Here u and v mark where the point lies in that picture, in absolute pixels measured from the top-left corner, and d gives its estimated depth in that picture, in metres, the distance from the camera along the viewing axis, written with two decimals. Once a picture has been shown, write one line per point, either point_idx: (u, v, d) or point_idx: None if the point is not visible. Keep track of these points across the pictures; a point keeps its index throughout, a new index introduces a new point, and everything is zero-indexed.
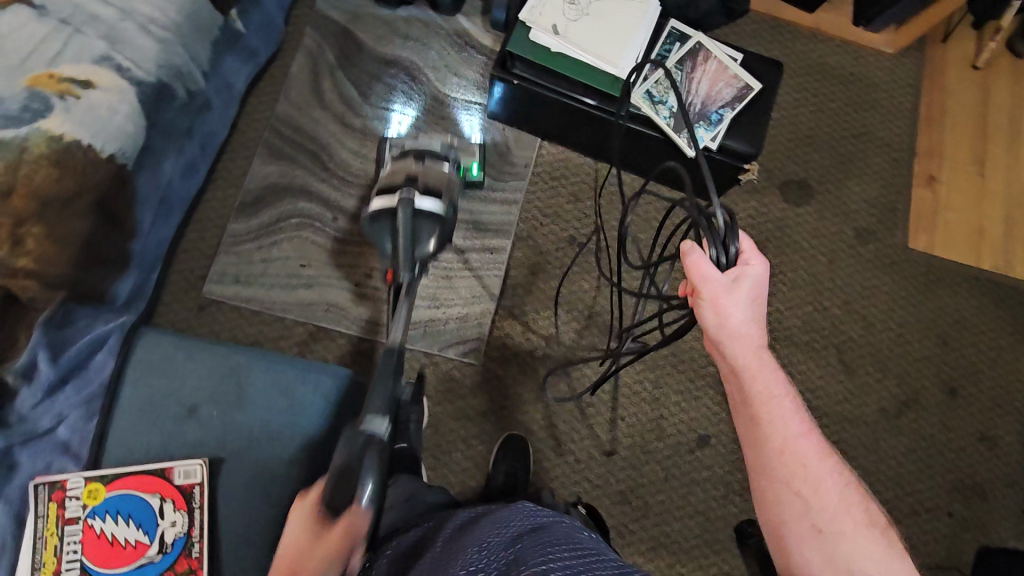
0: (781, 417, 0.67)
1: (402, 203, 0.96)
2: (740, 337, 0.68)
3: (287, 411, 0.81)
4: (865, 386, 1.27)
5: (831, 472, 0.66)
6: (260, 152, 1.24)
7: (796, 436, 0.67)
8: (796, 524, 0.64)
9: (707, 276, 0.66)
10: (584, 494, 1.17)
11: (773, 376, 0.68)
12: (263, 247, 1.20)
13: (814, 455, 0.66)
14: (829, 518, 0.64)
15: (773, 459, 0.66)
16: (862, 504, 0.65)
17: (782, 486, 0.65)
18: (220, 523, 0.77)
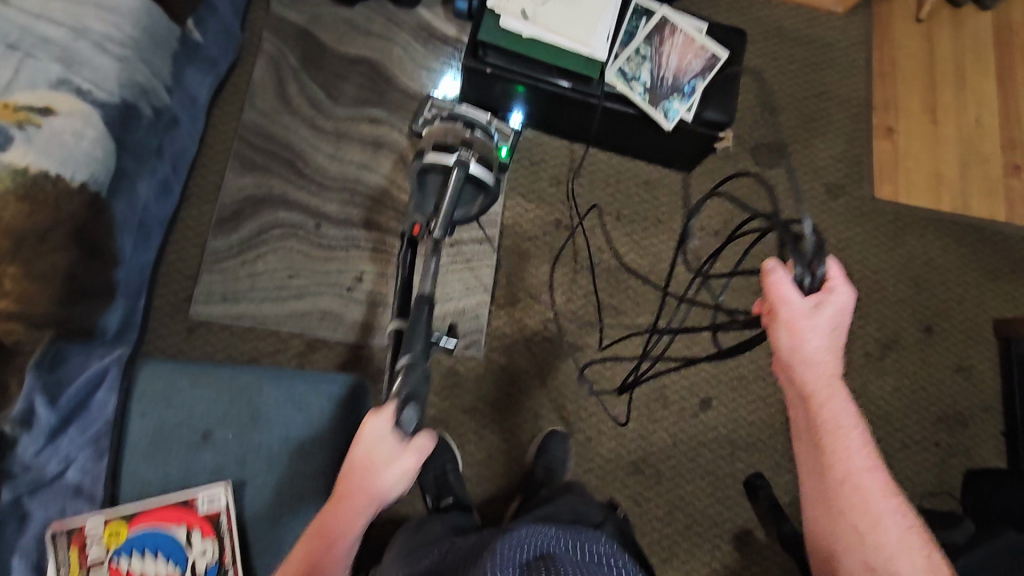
0: (848, 447, 0.69)
1: (456, 166, 0.96)
2: (812, 364, 0.72)
3: (304, 425, 0.80)
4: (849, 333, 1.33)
5: (893, 513, 0.67)
6: (232, 165, 1.21)
7: (861, 470, 0.69)
8: (849, 560, 0.66)
9: (786, 298, 0.73)
10: (598, 470, 1.20)
11: (844, 406, 0.71)
12: (247, 262, 1.17)
13: (877, 492, 0.68)
14: (885, 557, 0.65)
15: (834, 490, 0.68)
16: (923, 549, 0.66)
17: (838, 518, 0.68)
18: (252, 545, 0.76)
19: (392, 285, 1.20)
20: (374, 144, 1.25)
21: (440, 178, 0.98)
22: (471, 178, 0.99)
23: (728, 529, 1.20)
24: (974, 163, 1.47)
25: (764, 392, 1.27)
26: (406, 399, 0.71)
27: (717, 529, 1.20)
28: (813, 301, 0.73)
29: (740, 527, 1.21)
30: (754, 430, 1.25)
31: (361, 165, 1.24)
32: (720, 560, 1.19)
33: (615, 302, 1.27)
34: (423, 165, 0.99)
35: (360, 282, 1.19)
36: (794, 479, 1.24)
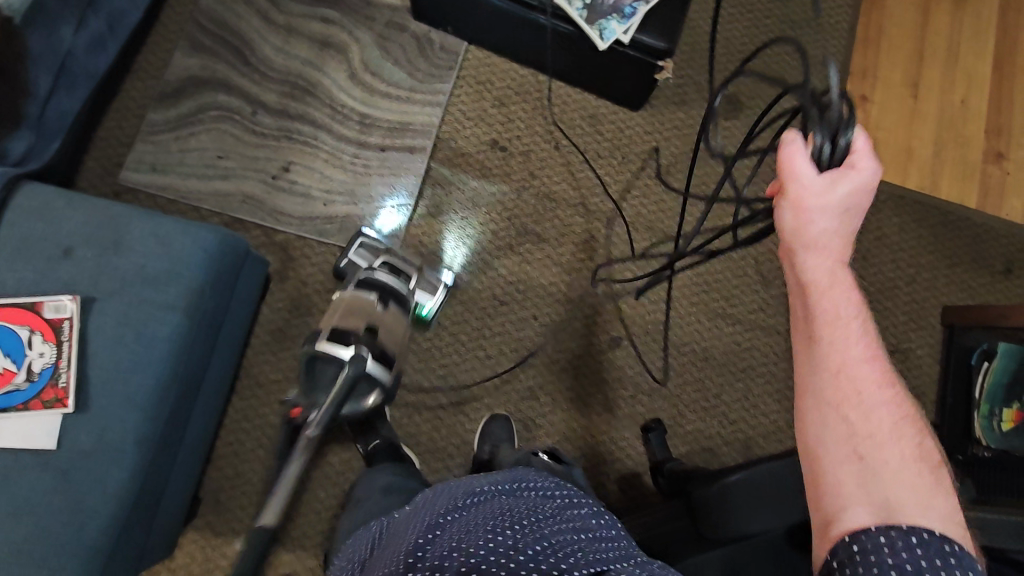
0: (849, 335, 0.54)
1: (354, 361, 0.88)
2: (818, 249, 0.55)
3: (164, 258, 0.82)
4: (782, 298, 1.27)
5: (892, 402, 0.54)
6: (181, 45, 1.24)
7: (860, 360, 0.54)
8: (838, 449, 0.52)
9: (798, 174, 0.54)
10: (495, 389, 1.19)
11: (851, 292, 0.55)
12: (181, 138, 1.21)
13: (878, 383, 0.54)
14: (875, 448, 0.52)
15: (825, 381, 0.54)
16: (917, 440, 0.53)
17: (827, 409, 0.53)
18: (88, 359, 0.78)
19: (318, 179, 1.22)
20: (322, 42, 1.27)
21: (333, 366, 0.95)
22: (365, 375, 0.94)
23: (616, 468, 1.18)
24: (950, 144, 1.39)
25: (678, 341, 1.24)
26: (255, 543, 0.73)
27: (605, 466, 1.18)
28: (830, 178, 0.53)
29: (630, 469, 1.19)
30: (660, 377, 1.22)
31: (306, 61, 1.26)
32: (602, 496, 1.17)
33: (540, 229, 1.25)
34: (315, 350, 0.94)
35: (286, 171, 1.22)
36: (695, 430, 1.21)
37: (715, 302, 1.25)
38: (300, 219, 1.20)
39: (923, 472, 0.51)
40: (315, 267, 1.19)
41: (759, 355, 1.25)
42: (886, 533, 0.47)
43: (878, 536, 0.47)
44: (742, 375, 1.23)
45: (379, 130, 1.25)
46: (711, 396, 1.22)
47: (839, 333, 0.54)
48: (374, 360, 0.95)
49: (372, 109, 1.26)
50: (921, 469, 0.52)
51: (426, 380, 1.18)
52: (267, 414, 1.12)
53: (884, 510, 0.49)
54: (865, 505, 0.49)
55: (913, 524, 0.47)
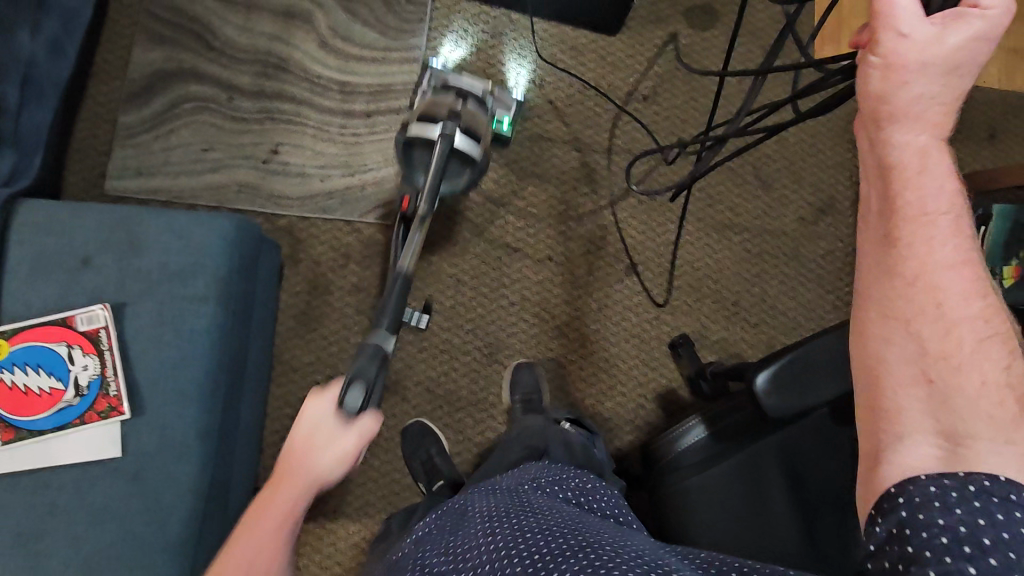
0: (933, 239, 0.49)
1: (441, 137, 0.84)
2: (906, 118, 0.48)
3: (185, 251, 0.80)
4: (784, 198, 1.29)
5: (977, 319, 0.49)
6: (139, 39, 1.19)
7: (942, 267, 0.50)
8: (901, 369, 0.50)
9: (897, 21, 0.47)
10: (522, 332, 1.21)
11: (938, 181, 0.49)
12: (161, 136, 1.17)
13: (962, 295, 0.50)
14: (948, 364, 0.48)
15: (896, 290, 0.50)
16: (1006, 362, 0.49)
17: (894, 324, 0.50)
18: (133, 364, 0.77)
19: (309, 156, 1.20)
20: (285, 14, 1.23)
21: (423, 152, 0.89)
22: (456, 150, 0.88)
23: (652, 388, 1.22)
24: None
25: (691, 257, 1.26)
26: (352, 381, 0.69)
27: (641, 388, 1.22)
28: (937, 25, 0.46)
29: (665, 386, 1.23)
30: (680, 295, 1.25)
31: (272, 37, 1.22)
32: (642, 417, 1.21)
33: (539, 169, 1.25)
34: (405, 138, 0.89)
35: (275, 153, 1.19)
36: (720, 339, 1.25)
37: (720, 214, 1.28)
38: (301, 200, 1.18)
39: (1006, 399, 0.47)
40: (324, 245, 1.17)
41: (769, 258, 1.28)
42: (942, 481, 0.45)
43: (928, 487, 0.45)
44: (756, 279, 1.27)
45: (361, 95, 1.22)
46: (730, 305, 1.26)
47: (919, 236, 0.49)
48: (462, 134, 0.89)
49: (350, 75, 1.22)
50: (1004, 396, 0.47)
51: (456, 336, 1.20)
52: (309, 396, 1.13)
53: (947, 440, 0.47)
54: (924, 424, 0.48)
55: (974, 472, 0.45)
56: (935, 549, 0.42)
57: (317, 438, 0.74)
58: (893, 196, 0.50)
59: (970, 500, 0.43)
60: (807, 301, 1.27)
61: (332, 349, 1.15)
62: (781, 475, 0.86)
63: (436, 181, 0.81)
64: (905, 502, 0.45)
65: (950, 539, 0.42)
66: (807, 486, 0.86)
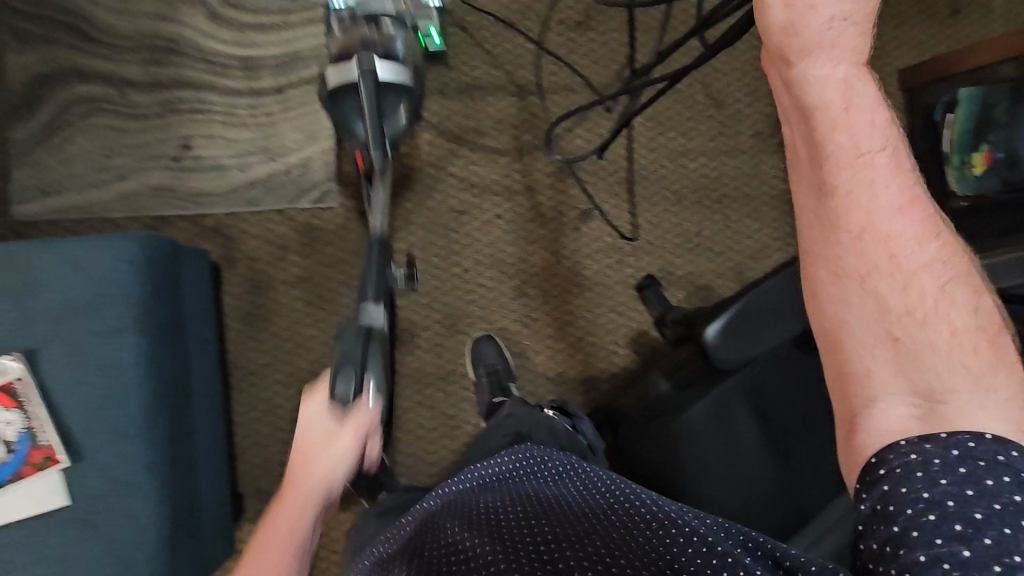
0: (874, 183, 0.51)
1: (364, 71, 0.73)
2: (819, 51, 0.51)
3: (89, 283, 0.75)
4: (738, 114, 1.21)
5: (933, 264, 0.51)
6: (7, 40, 1.07)
7: (887, 213, 0.51)
8: (865, 328, 0.51)
9: None
10: (482, 298, 1.17)
11: (863, 113, 0.51)
12: (58, 148, 1.07)
13: (915, 240, 0.51)
14: (910, 317, 0.50)
15: (845, 247, 0.52)
16: (966, 303, 0.50)
17: (849, 282, 0.52)
18: (59, 410, 0.73)
19: (223, 145, 1.11)
20: None
21: (353, 97, 0.76)
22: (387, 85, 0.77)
23: (622, 334, 1.19)
24: None
25: (648, 193, 1.20)
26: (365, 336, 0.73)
27: (612, 335, 1.19)
28: None
29: (636, 330, 1.20)
30: (639, 234, 1.20)
31: (156, 17, 1.09)
32: (615, 364, 1.19)
33: (474, 122, 1.16)
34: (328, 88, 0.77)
35: (187, 148, 1.10)
36: (686, 273, 1.20)
37: (673, 141, 1.20)
38: (224, 195, 1.10)
39: (973, 343, 0.49)
40: (259, 239, 1.11)
41: (729, 181, 1.21)
42: (924, 446, 0.46)
43: (908, 454, 0.47)
44: (717, 206, 1.21)
45: (268, 68, 1.11)
46: (693, 237, 1.21)
47: (856, 181, 0.51)
48: (384, 62, 0.77)
49: (250, 48, 1.11)
50: (971, 340, 0.50)
51: (414, 313, 1.16)
52: (273, 397, 1.10)
53: (924, 398, 0.49)
54: (898, 384, 0.50)
55: (959, 433, 0.46)
56: (919, 527, 0.43)
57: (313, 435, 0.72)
58: (823, 141, 0.52)
59: (956, 468, 0.44)
60: (772, 220, 1.22)
61: (288, 347, 1.11)
62: (748, 411, 0.84)
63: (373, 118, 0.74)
64: (886, 475, 0.47)
65: (939, 516, 0.43)
66: (775, 416, 0.84)
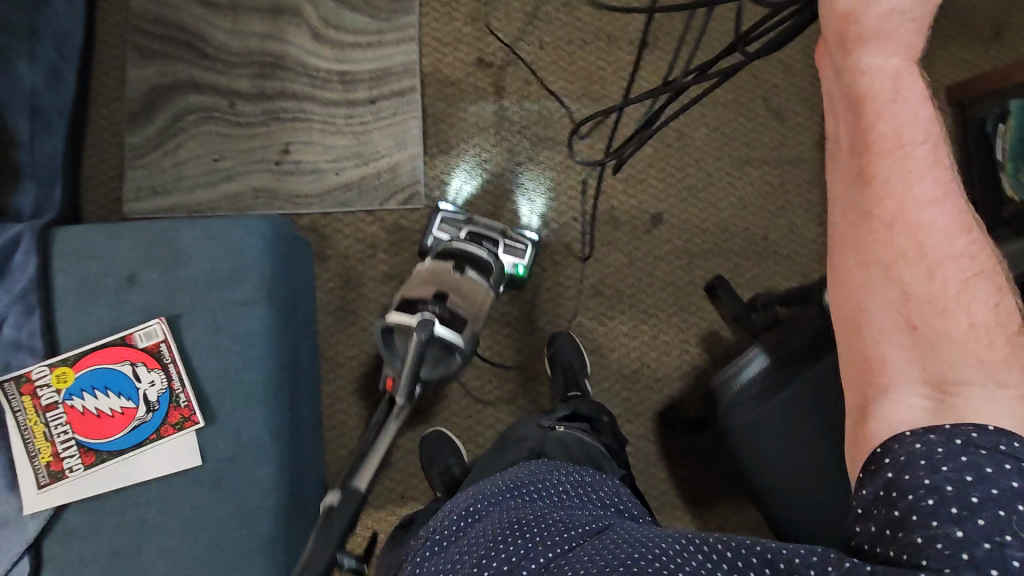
0: (912, 173, 0.50)
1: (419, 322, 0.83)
2: (877, 39, 0.48)
3: (227, 258, 0.80)
4: (798, 126, 1.28)
5: (961, 255, 0.50)
6: (131, 57, 1.17)
7: (922, 204, 0.50)
8: (884, 315, 0.51)
9: None
10: (558, 298, 1.22)
11: (911, 103, 0.49)
12: (170, 152, 1.16)
13: (945, 232, 0.50)
14: (932, 307, 0.49)
15: (876, 234, 0.51)
16: (988, 298, 0.50)
17: (873, 269, 0.51)
18: (197, 374, 0.78)
19: (319, 151, 1.19)
20: (272, 11, 1.21)
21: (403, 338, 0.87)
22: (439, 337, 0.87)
23: (694, 333, 1.23)
24: None
25: (715, 200, 1.26)
26: None
27: (684, 335, 1.22)
28: None
29: (706, 330, 1.23)
30: (707, 238, 1.25)
31: (264, 36, 1.20)
32: (688, 363, 1.22)
33: (552, 132, 1.24)
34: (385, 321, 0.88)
35: (286, 153, 1.18)
36: (754, 276, 1.25)
37: (737, 151, 1.27)
38: (320, 196, 1.17)
39: (995, 340, 0.49)
40: (350, 237, 1.17)
41: (791, 188, 1.27)
42: (929, 436, 0.47)
43: (914, 443, 0.47)
44: (781, 212, 1.26)
45: (364, 81, 1.21)
46: (759, 240, 1.25)
47: (895, 170, 0.50)
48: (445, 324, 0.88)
49: (348, 64, 1.21)
50: (990, 336, 0.49)
51: (494, 310, 1.21)
52: (359, 388, 1.14)
53: (936, 388, 0.48)
54: (913, 372, 0.49)
55: (962, 424, 0.46)
56: (921, 512, 0.44)
57: None
58: (865, 129, 0.50)
59: (957, 456, 0.45)
60: None
61: (375, 340, 1.15)
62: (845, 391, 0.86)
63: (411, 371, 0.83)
64: (891, 463, 0.47)
65: (937, 500, 0.44)
66: None
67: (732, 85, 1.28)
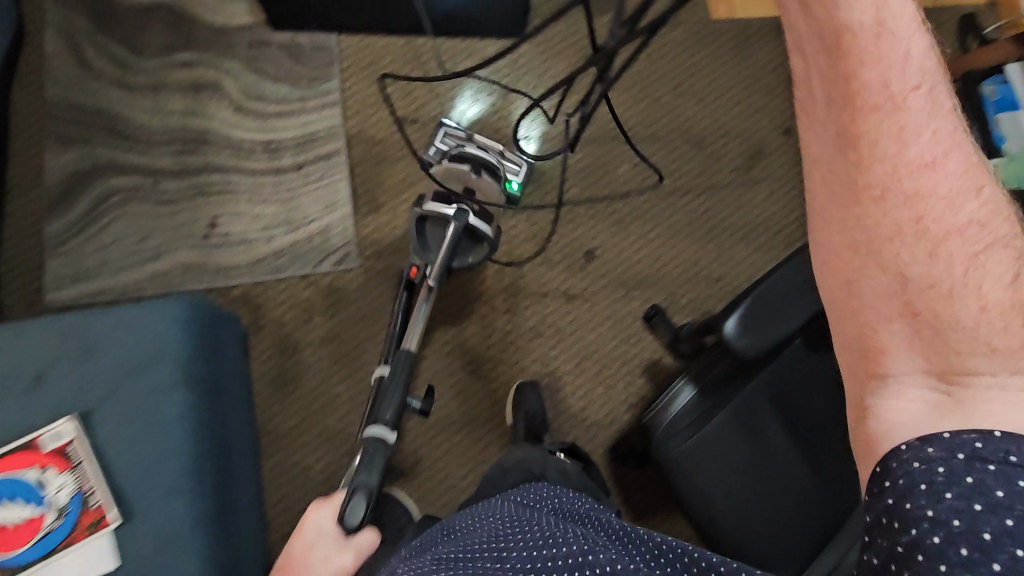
0: (905, 131, 0.43)
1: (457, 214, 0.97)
2: None
3: (141, 346, 0.79)
4: (715, 153, 1.33)
5: (970, 224, 0.43)
6: (49, 145, 1.17)
7: (919, 166, 0.43)
8: (879, 301, 0.45)
9: None
10: (499, 343, 1.22)
11: (896, 38, 0.42)
12: (93, 236, 1.14)
13: (950, 200, 0.43)
14: (933, 289, 0.44)
15: (863, 209, 0.45)
16: (1007, 274, 0.43)
17: (861, 249, 0.46)
18: (110, 472, 0.75)
19: (248, 221, 1.18)
20: (192, 88, 1.22)
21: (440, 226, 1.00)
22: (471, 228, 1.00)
23: (638, 363, 1.24)
24: None
25: (644, 230, 1.29)
26: (356, 493, 0.83)
27: (628, 366, 1.24)
28: None
29: (650, 358, 1.24)
30: (641, 268, 1.28)
31: (185, 112, 1.21)
32: (635, 394, 1.22)
33: None
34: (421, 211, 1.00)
35: (214, 226, 1.17)
36: (690, 301, 1.27)
37: (660, 182, 1.31)
38: (250, 266, 1.17)
39: (1010, 323, 0.43)
40: (285, 304, 1.16)
41: (716, 213, 1.32)
42: (926, 450, 0.42)
43: (912, 462, 0.42)
44: (709, 236, 1.30)
45: (288, 148, 1.22)
46: (691, 266, 1.29)
47: (885, 128, 0.43)
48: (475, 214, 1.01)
49: (272, 133, 1.22)
50: (1006, 319, 0.43)
51: (437, 361, 1.20)
52: (303, 458, 1.11)
53: (941, 379, 0.45)
54: (914, 358, 0.45)
55: (965, 432, 0.42)
56: (927, 552, 0.39)
57: (317, 549, 0.82)
58: (845, 78, 0.43)
59: (963, 477, 0.40)
60: (761, 243, 1.31)
61: (316, 407, 1.13)
62: (775, 415, 0.89)
63: (444, 260, 0.98)
64: (891, 488, 0.43)
65: (944, 539, 0.39)
66: (800, 415, 0.90)
67: (648, 121, 1.33)
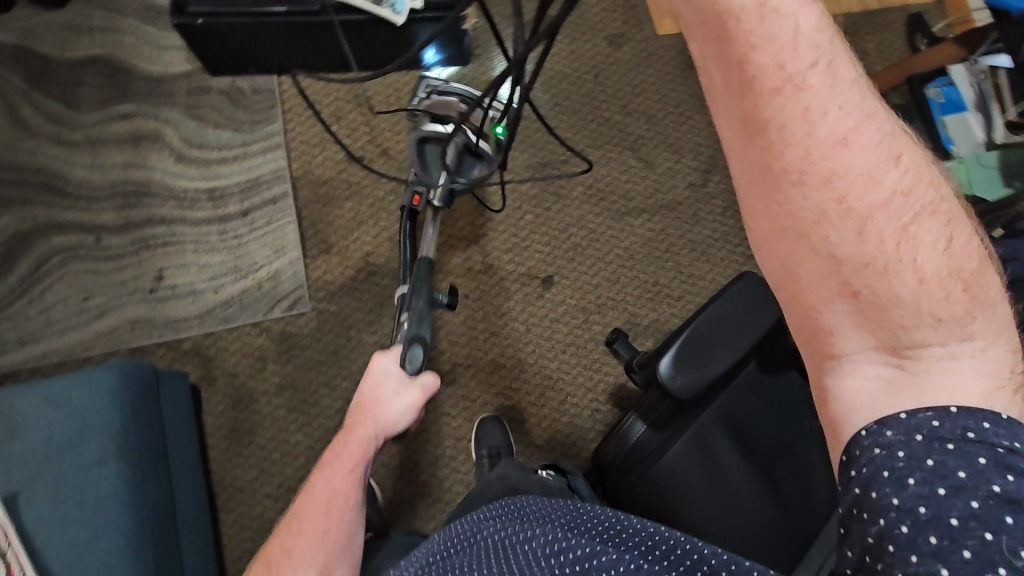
0: (811, 115, 0.37)
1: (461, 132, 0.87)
2: None
3: (68, 420, 0.77)
4: (669, 171, 1.32)
5: (894, 196, 0.38)
6: None
7: (833, 145, 0.38)
8: (818, 285, 0.40)
9: None
10: (459, 378, 1.20)
11: (783, 17, 0.36)
12: (36, 298, 1.12)
13: (868, 174, 0.38)
14: (871, 270, 0.39)
15: (787, 196, 0.39)
16: (940, 238, 0.39)
17: (793, 236, 0.40)
18: (40, 555, 0.72)
19: (196, 271, 1.17)
20: (132, 139, 1.20)
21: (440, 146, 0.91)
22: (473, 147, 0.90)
23: (602, 389, 1.22)
24: None
25: (601, 254, 1.27)
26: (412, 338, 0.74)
27: (593, 393, 1.21)
28: None
29: (615, 384, 1.22)
30: (600, 292, 1.26)
31: (126, 165, 1.19)
32: (601, 421, 1.20)
33: None
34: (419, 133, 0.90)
35: (161, 279, 1.15)
36: (651, 323, 1.25)
37: (614, 204, 1.30)
38: (199, 318, 1.15)
39: (951, 290, 0.39)
40: (236, 353, 1.14)
41: (673, 231, 1.30)
42: (886, 434, 0.40)
43: (873, 449, 0.40)
44: (666, 256, 1.29)
45: (234, 193, 1.20)
46: (651, 287, 1.27)
47: (789, 111, 0.37)
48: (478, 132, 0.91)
49: (216, 180, 1.20)
50: (946, 288, 0.39)
51: None
52: (263, 511, 1.09)
53: (894, 353, 0.41)
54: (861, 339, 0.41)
55: (920, 410, 0.40)
56: (897, 542, 0.38)
57: (386, 389, 0.77)
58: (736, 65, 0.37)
59: (923, 460, 0.39)
60: (720, 259, 1.29)
61: (274, 457, 1.11)
62: (728, 441, 0.87)
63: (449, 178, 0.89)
64: (857, 475, 0.41)
65: (912, 527, 0.38)
66: (755, 438, 0.87)
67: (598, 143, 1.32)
